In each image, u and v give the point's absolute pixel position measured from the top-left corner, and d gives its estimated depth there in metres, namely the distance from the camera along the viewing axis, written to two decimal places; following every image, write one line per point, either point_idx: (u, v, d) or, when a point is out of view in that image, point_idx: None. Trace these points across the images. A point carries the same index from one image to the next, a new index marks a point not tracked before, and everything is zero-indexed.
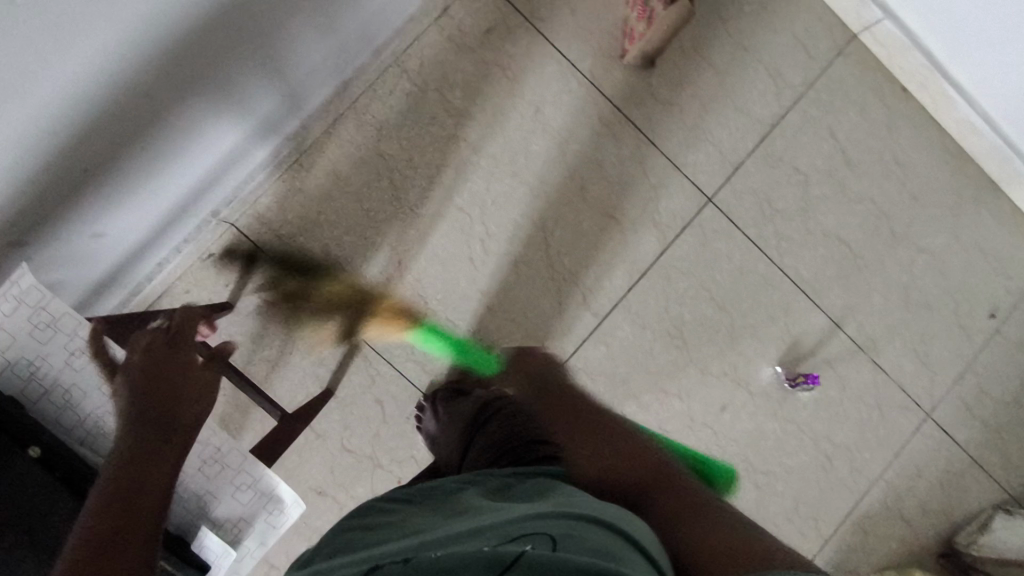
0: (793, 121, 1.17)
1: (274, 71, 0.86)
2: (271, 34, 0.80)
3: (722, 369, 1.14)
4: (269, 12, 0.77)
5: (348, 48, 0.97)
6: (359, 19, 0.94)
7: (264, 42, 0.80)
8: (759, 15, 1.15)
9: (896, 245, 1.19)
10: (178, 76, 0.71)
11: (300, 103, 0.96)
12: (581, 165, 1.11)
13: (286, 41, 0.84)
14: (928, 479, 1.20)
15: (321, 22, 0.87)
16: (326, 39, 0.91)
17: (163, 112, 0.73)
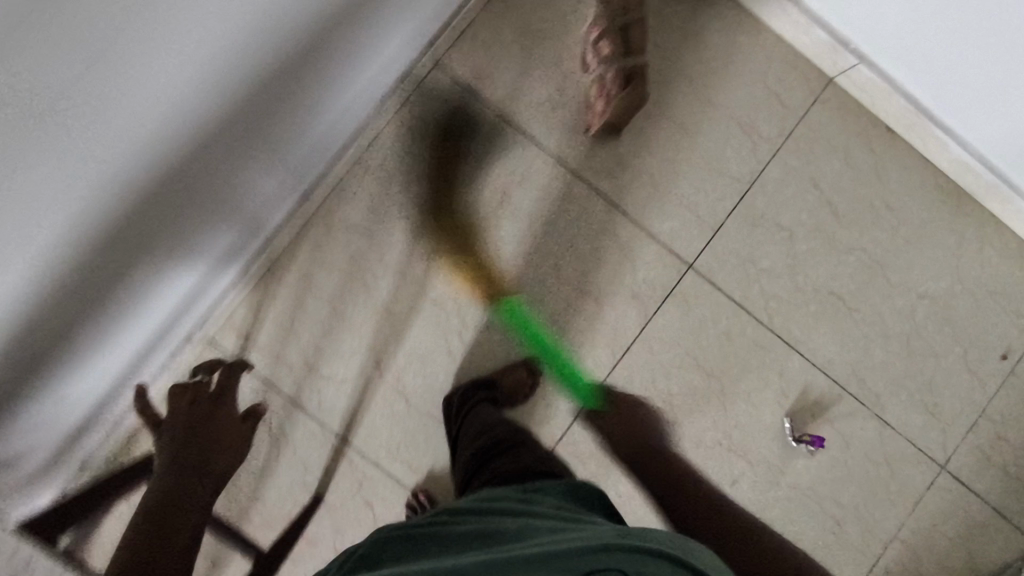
0: (774, 175, 1.12)
1: (231, 208, 0.87)
2: (222, 179, 0.81)
3: (718, 439, 1.11)
4: (214, 168, 0.77)
5: (303, 163, 0.97)
6: (311, 135, 0.94)
7: (216, 188, 0.81)
8: (727, 70, 1.11)
9: (893, 293, 1.14)
10: (127, 246, 0.72)
11: (261, 226, 0.97)
12: (554, 244, 1.09)
13: (236, 181, 0.84)
14: (948, 534, 1.14)
15: (273, 154, 0.88)
16: (278, 164, 0.90)
17: (117, 278, 0.74)
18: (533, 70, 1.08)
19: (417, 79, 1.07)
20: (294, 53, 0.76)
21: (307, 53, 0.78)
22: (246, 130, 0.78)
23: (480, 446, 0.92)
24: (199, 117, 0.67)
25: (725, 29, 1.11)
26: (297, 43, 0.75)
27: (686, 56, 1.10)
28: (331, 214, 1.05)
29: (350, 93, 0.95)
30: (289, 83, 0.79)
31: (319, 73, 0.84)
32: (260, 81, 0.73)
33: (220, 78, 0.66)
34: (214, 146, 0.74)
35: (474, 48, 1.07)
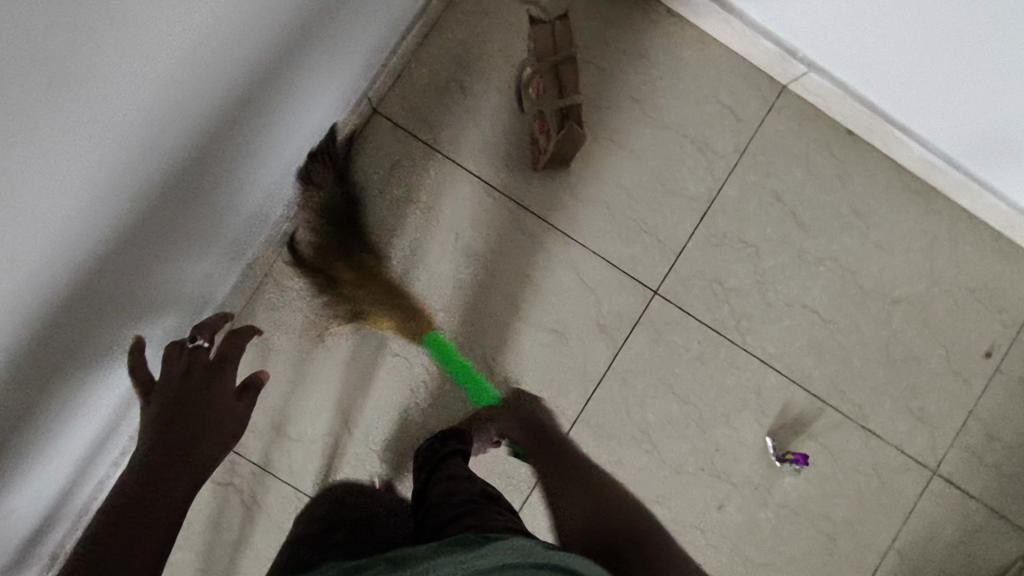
0: (734, 191, 1.09)
1: (176, 284, 0.85)
2: (161, 263, 0.79)
3: (701, 466, 1.08)
4: (145, 246, 0.74)
5: (242, 231, 0.94)
6: (249, 200, 0.91)
7: (156, 273, 0.79)
8: (676, 89, 1.08)
9: (868, 300, 1.10)
10: (61, 352, 0.69)
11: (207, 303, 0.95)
12: (514, 283, 1.07)
13: (173, 255, 0.81)
14: (946, 540, 1.12)
15: (214, 227, 0.86)
16: (216, 234, 0.88)
17: (53, 387, 0.72)
18: (477, 108, 1.06)
19: (359, 131, 1.04)
20: (223, 120, 0.74)
21: (237, 119, 0.77)
22: (177, 203, 0.75)
23: (438, 493, 0.88)
24: (124, 193, 0.65)
25: (669, 47, 1.08)
26: (226, 111, 0.73)
27: (631, 78, 1.07)
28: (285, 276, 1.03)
29: (285, 158, 0.93)
30: (220, 151, 0.77)
31: (252, 137, 0.82)
32: (188, 151, 0.71)
33: (144, 154, 0.64)
34: (142, 224, 0.71)
35: (415, 92, 1.05)
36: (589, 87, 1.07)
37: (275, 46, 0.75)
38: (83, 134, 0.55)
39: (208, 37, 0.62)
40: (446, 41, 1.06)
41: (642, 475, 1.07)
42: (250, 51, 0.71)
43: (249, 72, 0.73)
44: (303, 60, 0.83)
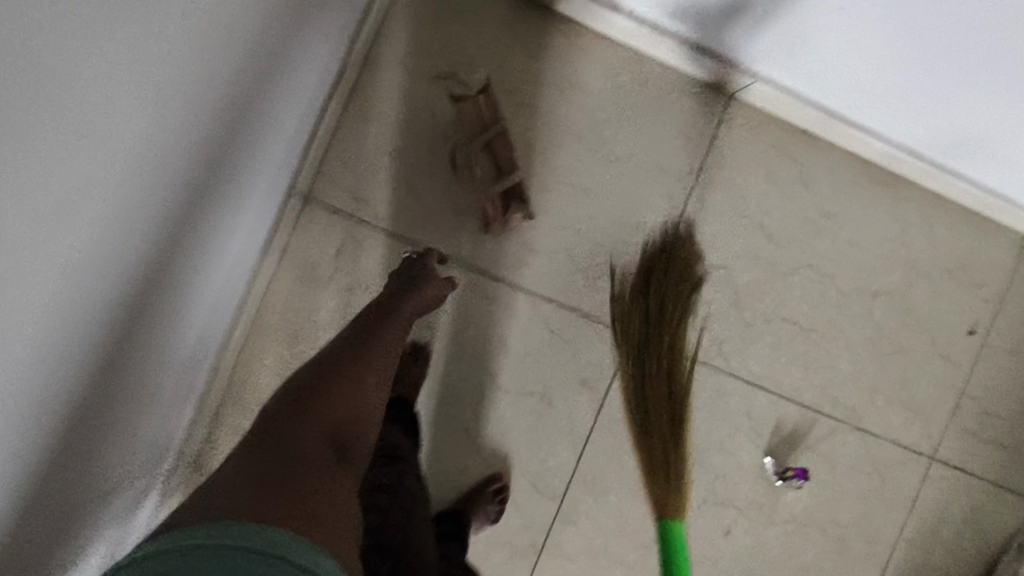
0: (697, 214, 1.03)
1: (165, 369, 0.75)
2: (160, 334, 0.69)
3: (703, 498, 1.07)
4: (107, 409, 0.62)
5: (185, 358, 0.82)
6: (214, 281, 0.82)
7: (154, 351, 0.69)
8: (620, 117, 1.01)
9: (847, 301, 1.07)
10: (64, 490, 0.55)
11: (166, 428, 0.84)
12: (486, 352, 1.01)
13: (128, 407, 0.68)
14: (952, 520, 1.13)
15: (193, 305, 0.77)
16: (165, 367, 0.76)
17: (59, 542, 0.57)
18: (415, 177, 0.98)
19: (291, 224, 0.96)
20: (174, 239, 0.64)
21: (186, 231, 0.66)
22: (133, 348, 0.63)
23: None
24: (86, 353, 0.53)
25: (606, 73, 1.00)
26: (177, 228, 0.63)
27: (571, 114, 1.00)
28: (243, 391, 0.97)
29: (236, 246, 0.84)
30: (170, 273, 0.66)
31: (198, 245, 0.72)
32: (145, 281, 0.60)
33: (104, 301, 0.53)
34: (103, 385, 0.59)
35: (344, 170, 0.96)
36: (529, 133, 0.99)
37: (221, 146, 0.67)
38: (54, 293, 0.44)
39: (163, 160, 0.54)
40: (367, 109, 0.97)
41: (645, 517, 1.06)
42: (217, 144, 0.65)
43: (196, 181, 0.64)
44: (242, 152, 0.74)
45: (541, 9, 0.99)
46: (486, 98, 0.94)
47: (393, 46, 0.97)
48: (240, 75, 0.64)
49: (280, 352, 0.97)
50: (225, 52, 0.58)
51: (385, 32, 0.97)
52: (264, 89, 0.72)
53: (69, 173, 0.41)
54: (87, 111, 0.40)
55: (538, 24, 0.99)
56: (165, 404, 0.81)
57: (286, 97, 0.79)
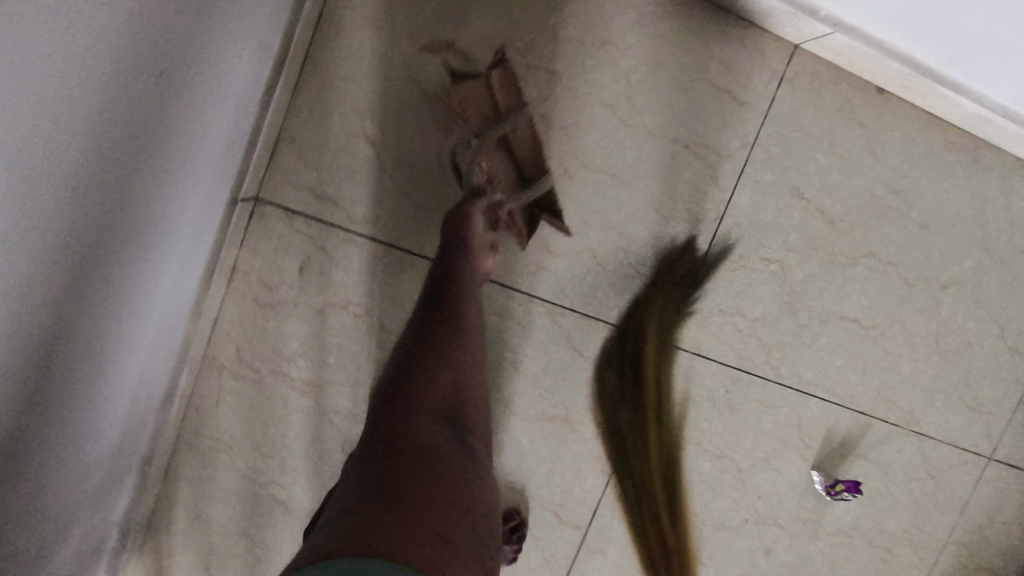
0: (746, 198, 0.84)
1: (71, 475, 0.55)
2: (56, 442, 0.49)
3: (743, 519, 0.94)
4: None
5: (110, 422, 0.60)
6: (140, 344, 0.61)
7: (48, 465, 0.49)
8: (656, 78, 0.79)
9: (913, 292, 0.92)
10: None
11: (85, 534, 0.64)
12: (495, 373, 0.84)
13: (15, 528, 0.47)
14: (1004, 520, 1.04)
15: (111, 383, 0.56)
16: (78, 450, 0.54)
17: None
18: (399, 167, 0.77)
19: (241, 233, 0.75)
20: (61, 295, 0.41)
21: (83, 276, 0.43)
22: (3, 465, 0.41)
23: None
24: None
25: (638, 23, 0.78)
26: (61, 282, 0.40)
27: (594, 78, 0.78)
28: (199, 439, 0.78)
29: (167, 291, 0.63)
30: (62, 342, 0.43)
31: (109, 285, 0.48)
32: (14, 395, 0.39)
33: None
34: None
35: (307, 162, 0.75)
36: (542, 104, 0.78)
37: (126, 143, 0.43)
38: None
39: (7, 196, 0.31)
40: (331, 79, 0.74)
41: None
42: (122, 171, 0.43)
43: (88, 204, 0.40)
44: (166, 142, 0.49)
45: None
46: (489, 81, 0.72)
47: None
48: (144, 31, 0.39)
49: (242, 391, 0.78)
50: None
51: None
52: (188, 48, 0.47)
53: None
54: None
55: None
56: (83, 510, 0.61)
57: (221, 56, 0.54)
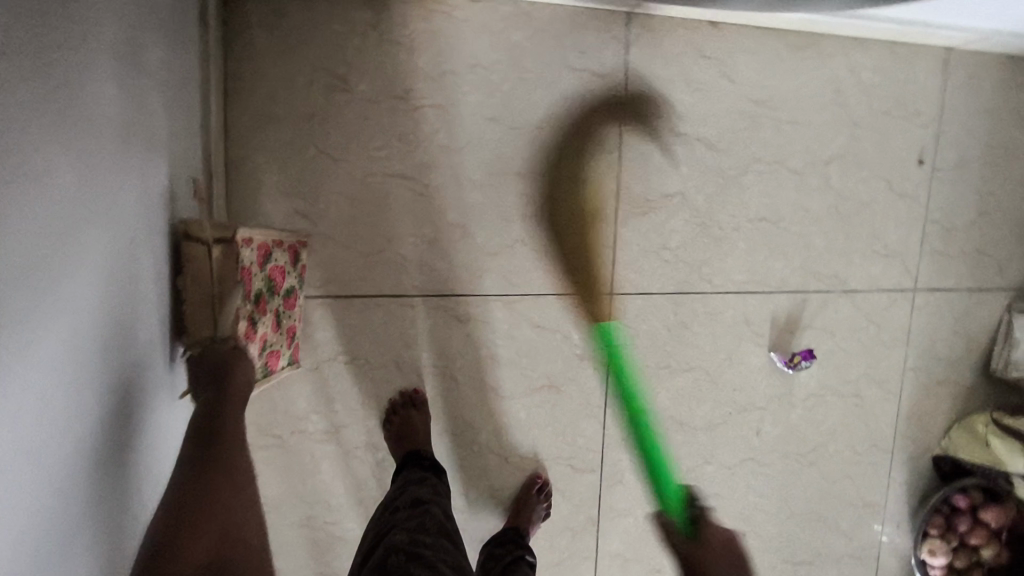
0: (634, 150, 0.97)
1: (152, 337, 0.60)
2: (147, 268, 0.58)
3: (727, 413, 1.09)
4: (128, 509, 0.54)
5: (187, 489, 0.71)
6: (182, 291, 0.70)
7: (144, 287, 0.58)
8: (525, 78, 0.91)
9: (802, 178, 1.05)
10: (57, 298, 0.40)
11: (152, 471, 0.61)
12: (479, 368, 0.96)
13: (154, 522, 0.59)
14: (945, 335, 1.19)
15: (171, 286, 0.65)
16: (155, 328, 0.61)
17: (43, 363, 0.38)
18: (342, 227, 0.87)
19: None
20: (146, 127, 0.57)
21: (153, 306, 0.60)
22: (139, 440, 0.57)
23: (427, 538, 0.65)
24: (92, 440, 0.47)
25: (494, 40, 0.89)
26: (146, 112, 0.57)
27: (475, 99, 0.89)
28: None
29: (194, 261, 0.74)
30: (153, 354, 0.60)
31: (159, 155, 0.61)
32: (126, 155, 0.52)
33: (93, 370, 0.47)
34: (122, 476, 0.52)
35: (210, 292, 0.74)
36: (438, 136, 0.89)
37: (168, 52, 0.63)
38: (58, 95, 0.38)
39: None
40: (255, 175, 0.84)
41: (682, 452, 1.07)
42: (170, 85, 0.64)
43: (146, 244, 0.58)
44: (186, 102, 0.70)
45: None
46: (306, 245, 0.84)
47: (257, 94, 0.82)
48: (153, 114, 0.59)
49: (274, 458, 0.89)
50: (134, 47, 0.53)
51: (239, 81, 0.81)
52: (157, 135, 0.60)
53: (24, 81, 0.33)
54: (32, 21, 0.34)
55: (403, 13, 0.85)
56: (153, 428, 0.61)
57: (176, 144, 0.66)
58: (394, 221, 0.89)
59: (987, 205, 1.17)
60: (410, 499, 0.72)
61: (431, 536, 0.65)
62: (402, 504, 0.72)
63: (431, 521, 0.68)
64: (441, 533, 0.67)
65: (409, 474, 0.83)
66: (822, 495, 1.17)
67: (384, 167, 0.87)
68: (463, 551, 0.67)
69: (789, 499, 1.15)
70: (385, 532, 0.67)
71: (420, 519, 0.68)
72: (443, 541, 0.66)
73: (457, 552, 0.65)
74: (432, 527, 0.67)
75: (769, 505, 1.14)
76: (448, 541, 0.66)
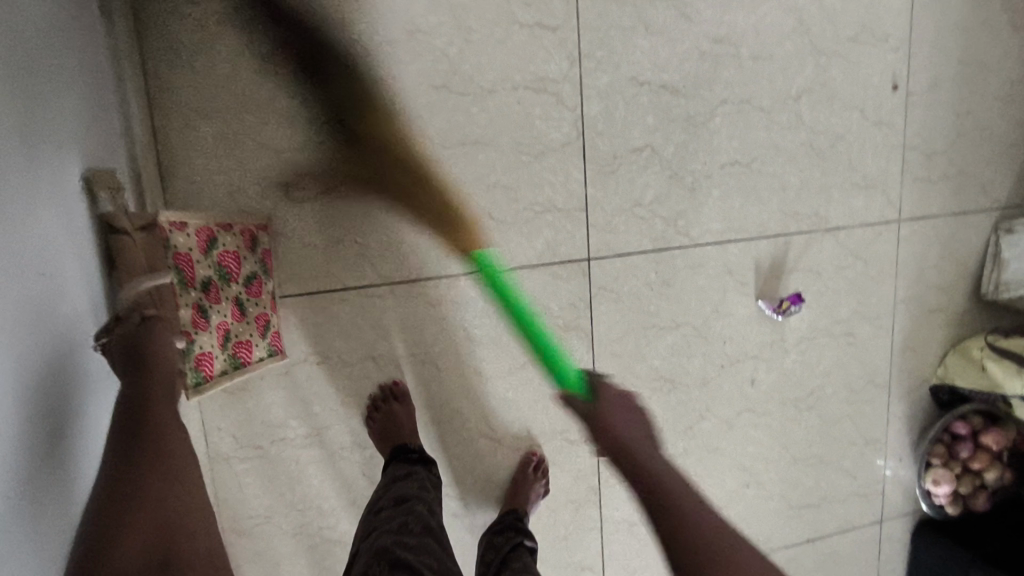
0: (595, 105, 0.92)
1: (69, 310, 0.53)
2: (54, 230, 0.51)
3: (719, 367, 1.06)
4: (65, 504, 0.50)
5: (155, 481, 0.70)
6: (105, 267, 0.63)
7: (53, 252, 0.50)
8: (470, 39, 0.85)
9: (773, 116, 1.01)
10: None
11: (82, 462, 0.54)
12: (459, 352, 0.92)
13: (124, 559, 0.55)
14: (933, 262, 1.16)
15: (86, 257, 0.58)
16: (72, 301, 0.54)
17: None
18: (294, 221, 0.82)
19: None
20: (40, 76, 0.50)
21: (76, 286, 0.55)
22: (71, 431, 0.52)
23: (412, 542, 0.62)
24: (15, 434, 0.42)
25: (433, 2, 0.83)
26: (37, 57, 0.49)
27: (418, 68, 0.83)
28: (240, 523, 0.87)
29: None
30: (80, 338, 0.55)
31: (63, 115, 0.54)
32: (17, 103, 0.45)
33: (8, 357, 0.42)
34: (54, 470, 0.48)
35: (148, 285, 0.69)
36: (383, 113, 0.83)
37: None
38: None
39: None
40: (192, 174, 0.78)
41: (677, 411, 1.05)
42: (68, 39, 0.56)
43: (60, 220, 0.52)
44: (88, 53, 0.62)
45: None
46: (265, 230, 0.80)
47: (182, 85, 0.76)
48: (59, 88, 0.53)
49: (256, 469, 0.85)
50: None
51: (159, 74, 0.75)
52: (66, 139, 0.54)
53: None
54: None
55: None
56: (78, 413, 0.54)
57: (94, 149, 0.60)
58: (347, 207, 0.84)
59: (966, 124, 1.13)
60: (393, 497, 0.70)
61: (413, 540, 0.63)
62: (386, 503, 0.69)
63: (414, 521, 0.66)
64: (425, 535, 0.65)
65: (391, 470, 0.81)
66: (822, 437, 1.16)
67: (330, 151, 0.82)
68: (449, 551, 0.66)
69: (789, 445, 1.14)
70: (369, 535, 0.65)
71: (403, 520, 0.66)
72: (427, 542, 0.64)
73: (444, 555, 0.63)
74: (416, 528, 0.65)
75: (770, 454, 1.13)
76: (432, 540, 0.64)
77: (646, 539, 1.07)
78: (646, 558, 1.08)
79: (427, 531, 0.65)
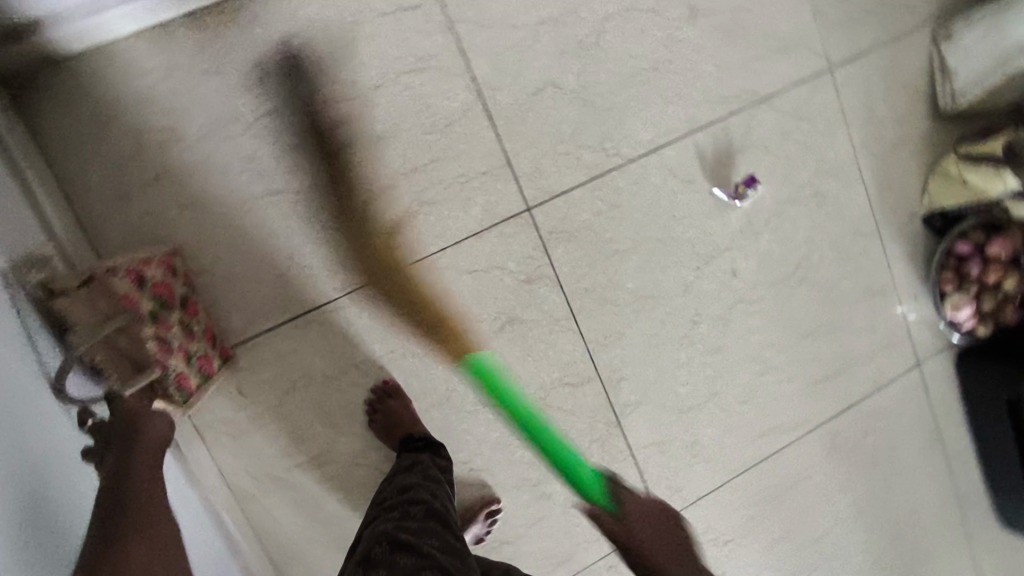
0: (483, 64, 0.93)
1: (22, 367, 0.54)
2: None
3: (696, 269, 1.06)
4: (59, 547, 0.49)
5: (197, 531, 0.78)
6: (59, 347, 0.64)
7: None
8: (343, 45, 0.87)
9: (665, 12, 1.00)
10: None
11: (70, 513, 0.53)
12: (436, 335, 0.95)
13: None
14: (882, 97, 1.13)
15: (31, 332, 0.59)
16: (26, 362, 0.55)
17: None
18: (237, 265, 0.86)
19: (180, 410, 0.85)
20: None
21: (3, 337, 0.53)
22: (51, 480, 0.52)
23: (415, 525, 0.66)
24: None
25: (295, 24, 0.86)
26: None
27: (302, 87, 0.86)
28: (287, 552, 0.92)
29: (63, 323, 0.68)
30: (42, 402, 0.56)
31: None
32: None
33: None
34: (41, 518, 0.48)
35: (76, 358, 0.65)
36: (285, 140, 0.86)
37: None
38: None
39: None
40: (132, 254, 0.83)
41: (669, 324, 1.05)
42: None
43: None
44: None
45: (178, 23, 0.82)
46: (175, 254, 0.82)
47: (92, 177, 0.81)
48: None
49: (284, 500, 0.91)
50: None
51: (69, 176, 0.80)
52: None
53: None
54: None
55: (191, 40, 0.82)
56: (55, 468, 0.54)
57: None
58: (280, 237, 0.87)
59: None
60: (397, 488, 0.74)
61: (414, 523, 0.67)
62: (390, 493, 0.74)
63: (417, 507, 0.69)
64: (429, 518, 0.69)
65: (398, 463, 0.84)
66: (825, 303, 1.14)
67: (246, 191, 0.86)
68: (455, 531, 0.69)
69: (794, 321, 1.13)
70: (374, 522, 0.69)
71: (406, 507, 0.70)
72: (430, 524, 0.67)
73: (446, 535, 0.67)
74: (419, 511, 0.69)
75: (777, 336, 1.12)
76: (438, 525, 0.68)
77: (680, 454, 1.08)
78: (687, 472, 1.09)
79: (432, 517, 0.69)
